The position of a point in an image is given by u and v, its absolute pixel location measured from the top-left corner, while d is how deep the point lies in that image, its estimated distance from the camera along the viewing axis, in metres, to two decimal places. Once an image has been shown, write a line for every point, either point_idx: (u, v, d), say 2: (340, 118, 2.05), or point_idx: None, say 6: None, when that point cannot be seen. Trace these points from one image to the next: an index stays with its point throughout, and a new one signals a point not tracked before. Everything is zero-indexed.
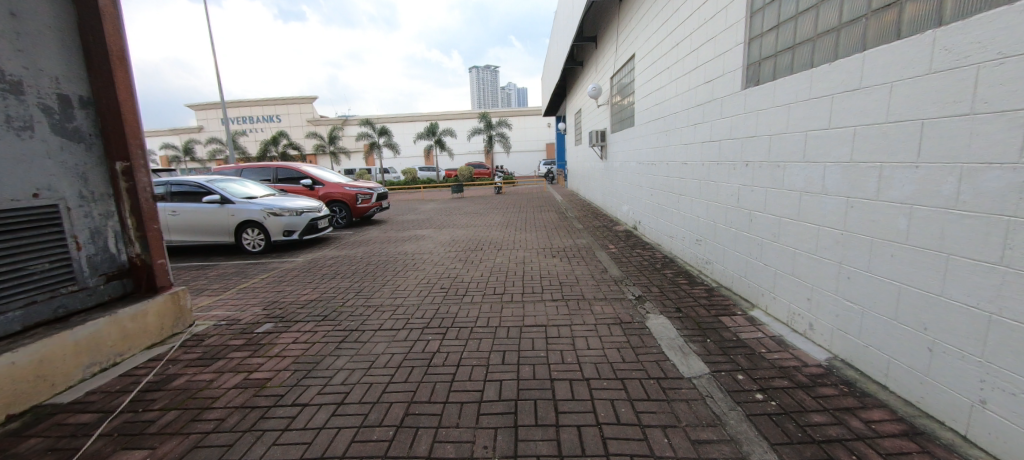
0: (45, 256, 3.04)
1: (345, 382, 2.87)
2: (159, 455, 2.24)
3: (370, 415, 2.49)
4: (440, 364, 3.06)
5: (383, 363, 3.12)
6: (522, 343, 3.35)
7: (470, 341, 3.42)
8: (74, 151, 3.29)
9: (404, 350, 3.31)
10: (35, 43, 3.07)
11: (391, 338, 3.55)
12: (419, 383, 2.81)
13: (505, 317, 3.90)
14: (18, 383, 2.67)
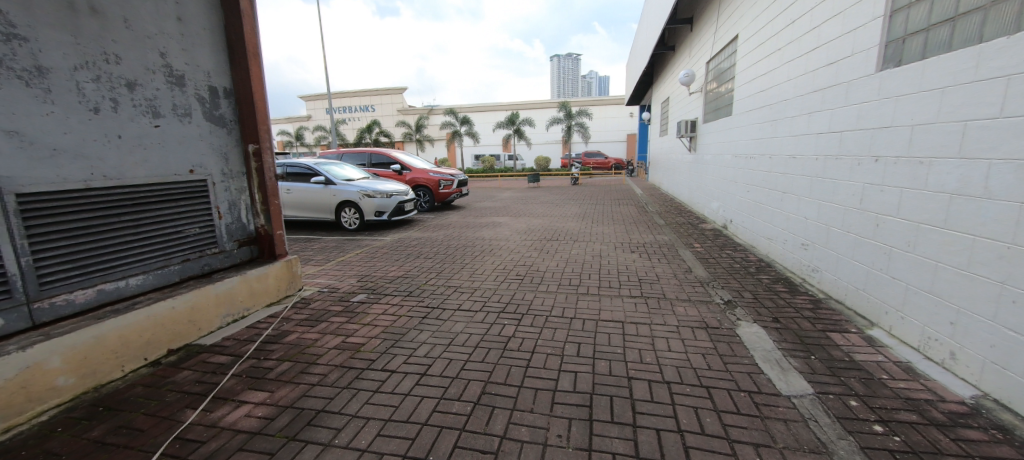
0: (197, 222, 3.64)
1: (427, 355, 3.06)
2: (276, 398, 2.58)
3: (451, 388, 2.63)
4: (515, 349, 3.12)
5: (462, 341, 3.26)
6: (598, 337, 3.29)
7: (545, 330, 3.44)
8: (219, 134, 3.85)
9: (481, 331, 3.43)
10: (194, 42, 3.64)
11: (469, 319, 3.69)
12: (495, 364, 2.90)
13: (580, 309, 3.85)
14: (176, 324, 3.24)
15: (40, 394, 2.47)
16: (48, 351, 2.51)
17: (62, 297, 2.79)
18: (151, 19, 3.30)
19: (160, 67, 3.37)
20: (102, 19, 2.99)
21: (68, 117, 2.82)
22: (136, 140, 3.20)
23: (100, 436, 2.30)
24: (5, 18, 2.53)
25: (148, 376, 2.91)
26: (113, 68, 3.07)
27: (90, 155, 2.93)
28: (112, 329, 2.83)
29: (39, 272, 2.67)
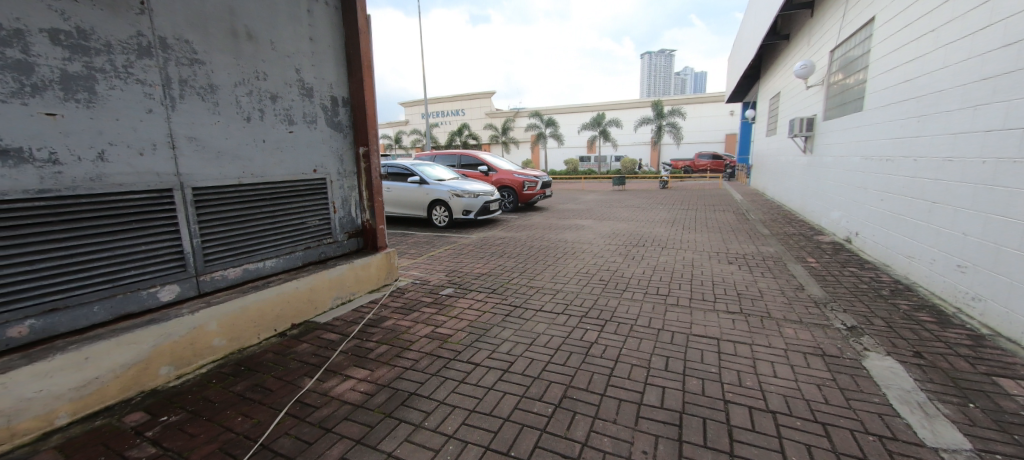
0: (317, 215, 4.17)
1: (510, 353, 3.15)
2: (376, 377, 2.85)
3: (533, 388, 2.67)
4: (598, 355, 3.07)
5: (543, 342, 3.30)
6: (689, 352, 3.10)
7: (631, 339, 3.33)
8: (337, 138, 4.36)
9: (563, 334, 3.43)
10: (321, 58, 4.15)
11: (551, 321, 3.72)
12: (578, 369, 2.88)
13: (669, 321, 3.66)
14: (299, 302, 3.75)
15: (201, 350, 3.03)
16: (208, 316, 3.06)
17: (219, 272, 3.37)
18: (290, 40, 3.84)
19: (295, 82, 3.91)
20: (255, 43, 3.56)
21: (229, 125, 3.40)
22: (275, 144, 3.75)
23: (241, 391, 2.74)
24: (189, 46, 3.13)
25: (276, 345, 3.40)
26: (262, 83, 3.63)
27: (242, 157, 3.50)
28: (252, 302, 3.36)
29: (204, 251, 3.25)
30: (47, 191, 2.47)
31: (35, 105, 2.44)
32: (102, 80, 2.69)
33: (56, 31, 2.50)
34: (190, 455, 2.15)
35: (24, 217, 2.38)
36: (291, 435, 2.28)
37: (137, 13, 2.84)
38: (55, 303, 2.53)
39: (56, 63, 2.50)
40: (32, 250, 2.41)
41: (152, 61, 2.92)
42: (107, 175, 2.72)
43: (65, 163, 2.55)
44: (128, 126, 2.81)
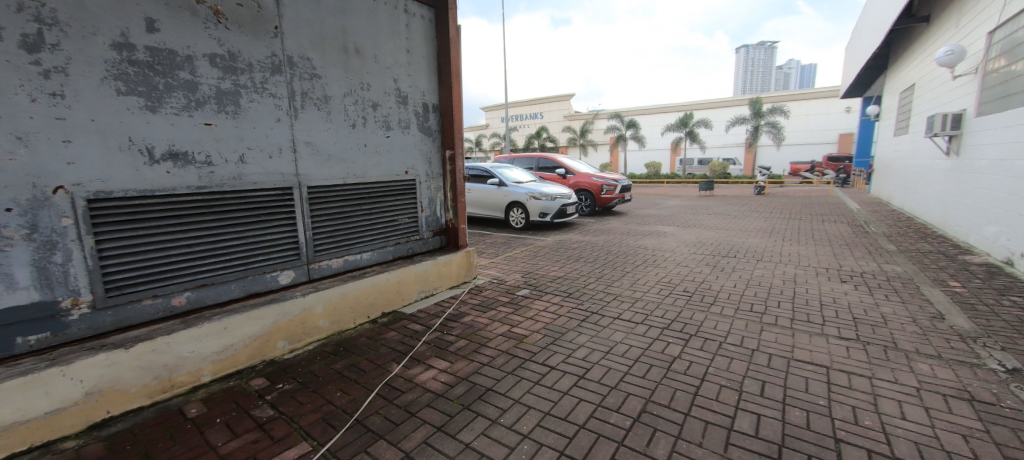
0: (407, 213, 4.51)
1: (586, 359, 3.13)
2: (456, 369, 3.02)
3: (609, 397, 2.64)
4: (682, 372, 2.93)
5: (621, 352, 3.23)
6: (789, 379, 2.83)
7: (720, 357, 3.13)
8: (427, 142, 4.67)
9: (642, 345, 3.33)
10: (417, 68, 4.48)
11: (630, 330, 3.62)
12: (658, 383, 2.78)
13: (764, 342, 3.37)
14: (389, 292, 4.09)
15: (309, 329, 3.44)
16: (316, 299, 3.47)
17: (325, 262, 3.80)
18: (391, 53, 4.21)
19: (393, 91, 4.27)
20: (362, 57, 3.95)
21: (338, 131, 3.82)
22: (374, 147, 4.13)
23: (339, 369, 3.07)
24: (310, 63, 3.57)
25: (368, 331, 3.75)
26: (366, 93, 4.02)
27: (347, 159, 3.91)
28: (350, 290, 3.74)
29: (314, 242, 3.69)
30: (202, 188, 2.98)
31: (197, 117, 2.96)
32: (245, 94, 3.19)
33: (214, 55, 3.01)
34: (299, 421, 2.45)
35: (186, 208, 2.90)
36: (380, 414, 2.51)
37: (272, 37, 3.32)
38: (204, 281, 3.04)
39: (213, 82, 3.01)
40: (190, 236, 2.93)
41: (281, 77, 3.40)
42: (245, 174, 3.21)
43: (216, 164, 3.05)
44: (261, 133, 3.29)
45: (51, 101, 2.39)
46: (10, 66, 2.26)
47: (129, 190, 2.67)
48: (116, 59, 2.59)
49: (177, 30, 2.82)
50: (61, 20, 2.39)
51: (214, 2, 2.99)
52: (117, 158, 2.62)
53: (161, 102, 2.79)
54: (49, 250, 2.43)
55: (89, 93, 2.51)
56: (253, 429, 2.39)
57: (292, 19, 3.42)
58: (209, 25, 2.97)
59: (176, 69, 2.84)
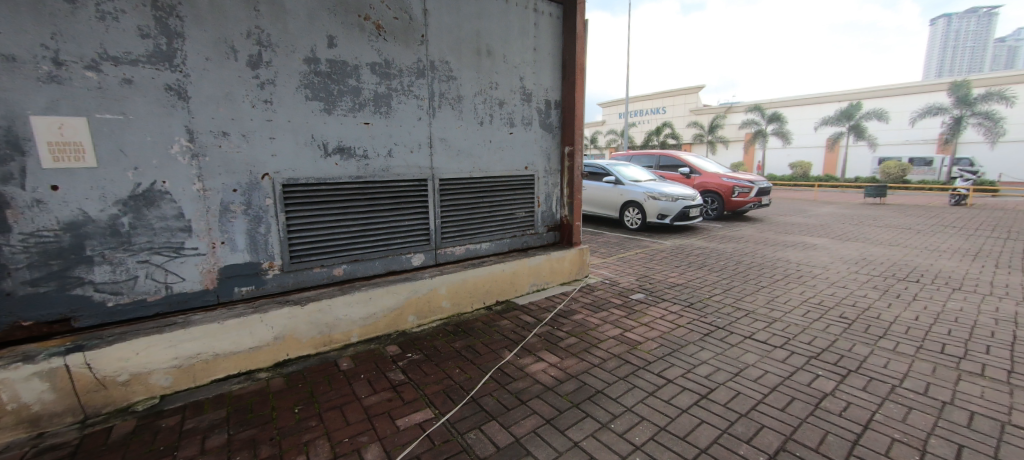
0: (525, 207, 4.68)
1: (709, 378, 2.91)
2: (566, 365, 3.07)
3: (736, 425, 2.42)
4: (834, 412, 2.53)
5: (753, 377, 2.92)
6: (997, 447, 2.21)
7: (889, 403, 2.61)
8: (548, 139, 4.77)
9: (781, 373, 2.96)
10: (542, 66, 4.59)
11: (766, 354, 3.25)
12: (802, 421, 2.45)
13: (955, 393, 2.71)
14: (504, 282, 4.32)
15: (434, 308, 3.83)
16: (441, 281, 3.84)
17: (450, 248, 4.17)
18: (519, 53, 4.39)
19: (519, 89, 4.45)
20: (493, 58, 4.20)
21: (468, 128, 4.13)
22: (499, 143, 4.37)
23: (458, 348, 3.35)
24: (448, 66, 3.92)
25: (484, 316, 4.01)
26: (494, 92, 4.27)
27: (474, 154, 4.21)
28: (470, 276, 4.04)
29: (442, 229, 4.07)
30: (360, 177, 3.50)
31: (359, 117, 3.48)
32: (395, 97, 3.64)
33: (374, 64, 3.50)
34: (424, 389, 2.76)
35: (347, 195, 3.46)
36: (494, 396, 2.68)
37: (419, 44, 3.72)
38: (356, 256, 3.58)
39: (372, 87, 3.51)
40: (348, 218, 3.48)
41: (424, 80, 3.80)
42: (391, 167, 3.68)
43: (370, 157, 3.56)
44: (405, 131, 3.74)
45: (263, 106, 3.05)
46: (241, 80, 2.95)
47: (309, 177, 3.27)
48: (306, 71, 3.19)
49: (348, 44, 3.35)
50: (272, 42, 3.03)
51: (376, 18, 3.47)
52: (303, 152, 3.24)
53: (335, 105, 3.35)
54: (257, 222, 3.11)
55: (288, 100, 3.14)
56: (388, 389, 2.77)
57: (436, 27, 3.79)
58: (371, 38, 3.46)
59: (346, 77, 3.38)
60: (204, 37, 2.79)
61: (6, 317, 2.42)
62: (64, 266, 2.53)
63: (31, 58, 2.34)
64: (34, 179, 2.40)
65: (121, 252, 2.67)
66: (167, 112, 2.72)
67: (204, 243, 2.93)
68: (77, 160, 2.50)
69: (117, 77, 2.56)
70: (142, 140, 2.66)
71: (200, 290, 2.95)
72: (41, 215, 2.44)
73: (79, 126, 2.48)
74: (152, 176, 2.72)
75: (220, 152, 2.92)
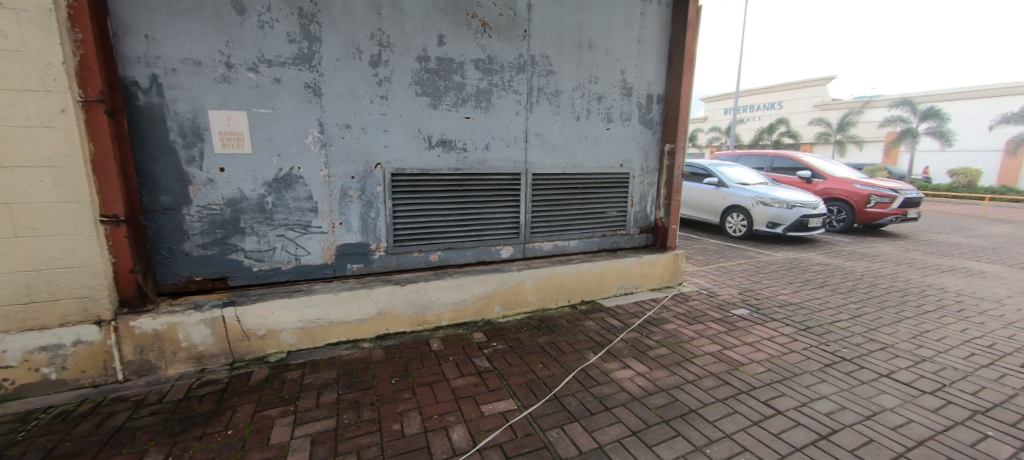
0: (617, 207, 4.53)
1: (828, 416, 2.56)
2: (655, 377, 2.93)
3: None
4: None
5: (889, 424, 2.50)
6: None
7: None
8: (647, 136, 4.54)
9: (929, 425, 2.49)
10: (646, 58, 4.37)
11: (908, 399, 2.76)
12: None
13: None
14: (591, 282, 4.25)
15: (520, 300, 3.91)
16: (528, 275, 3.91)
17: (538, 243, 4.20)
18: (622, 45, 4.22)
19: (619, 83, 4.28)
20: (595, 51, 4.10)
21: (564, 123, 4.10)
22: (595, 139, 4.27)
23: (542, 343, 3.38)
24: (549, 60, 3.92)
25: (569, 314, 3.99)
26: (593, 86, 4.17)
27: (569, 150, 4.17)
28: (557, 273, 4.05)
29: (532, 224, 4.12)
30: (458, 169, 3.68)
31: (461, 112, 3.65)
32: (495, 92, 3.75)
33: (478, 60, 3.63)
34: (508, 379, 2.84)
35: (446, 186, 3.67)
36: (577, 397, 2.67)
37: (521, 39, 3.77)
38: (450, 244, 3.79)
39: (475, 82, 3.65)
40: (446, 207, 3.69)
41: (524, 75, 3.85)
42: (488, 160, 3.81)
43: (469, 150, 3.73)
44: (503, 125, 3.83)
45: (380, 102, 3.35)
46: (363, 78, 3.26)
47: (414, 168, 3.53)
48: (418, 68, 3.43)
49: (456, 42, 3.52)
50: (391, 42, 3.30)
51: (483, 15, 3.59)
52: (411, 144, 3.50)
53: (441, 100, 3.56)
54: (369, 207, 3.44)
55: (401, 96, 3.41)
56: (474, 374, 2.90)
57: (539, 21, 3.81)
58: (477, 35, 3.59)
59: (452, 73, 3.56)
60: (336, 39, 3.13)
61: (185, 272, 3.00)
62: (225, 235, 3.05)
63: (211, 62, 2.84)
64: (208, 162, 2.93)
65: (265, 226, 3.15)
66: (305, 107, 3.12)
67: (327, 223, 3.33)
68: (238, 147, 2.99)
69: (270, 77, 3.00)
70: (285, 132, 3.09)
71: (321, 263, 3.37)
72: (212, 192, 2.97)
73: (242, 119, 2.97)
74: (291, 162, 3.15)
75: (343, 143, 3.28)
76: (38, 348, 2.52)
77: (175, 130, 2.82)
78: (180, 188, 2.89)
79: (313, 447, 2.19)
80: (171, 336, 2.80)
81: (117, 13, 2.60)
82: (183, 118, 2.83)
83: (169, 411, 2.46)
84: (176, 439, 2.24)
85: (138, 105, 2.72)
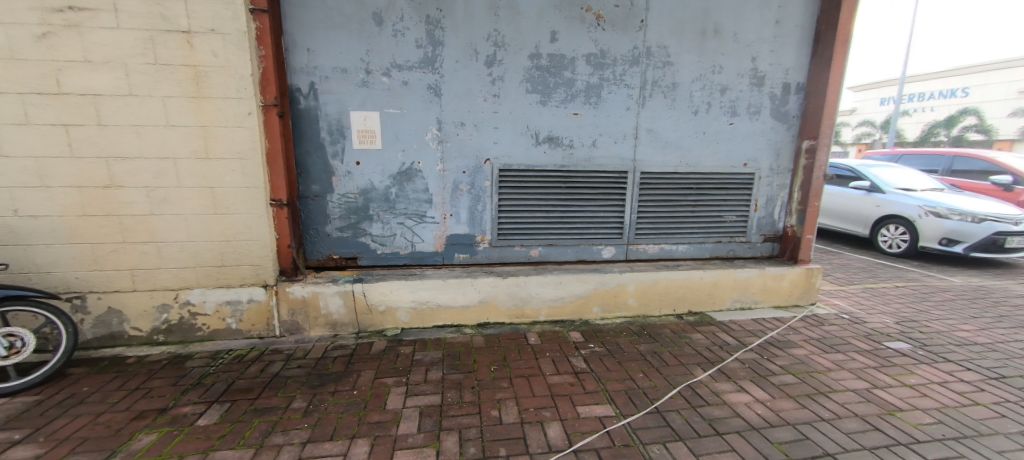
0: (737, 211, 4.10)
1: None
2: (778, 407, 2.59)
3: None
4: None
5: None
6: None
7: None
8: (780, 131, 4.00)
9: None
10: (785, 42, 3.83)
11: None
12: None
13: None
14: (700, 292, 3.93)
15: (620, 304, 3.79)
16: (630, 278, 3.76)
17: (643, 246, 4.00)
18: (755, 29, 3.76)
19: (749, 71, 3.84)
20: (720, 38, 3.73)
21: (680, 119, 3.82)
22: (715, 135, 3.90)
23: (644, 351, 3.23)
24: (666, 51, 3.68)
25: (674, 324, 3.74)
26: (716, 76, 3.80)
27: (683, 147, 3.88)
28: (663, 279, 3.82)
29: (637, 225, 3.93)
30: (564, 166, 3.67)
31: (570, 108, 3.62)
32: (606, 87, 3.64)
33: (591, 54, 3.56)
34: (606, 384, 2.77)
35: (551, 182, 3.68)
36: (682, 415, 2.49)
37: (637, 30, 3.60)
38: (552, 241, 3.80)
39: (586, 77, 3.59)
40: (550, 204, 3.72)
41: (638, 68, 3.66)
42: (594, 157, 3.73)
43: (576, 147, 3.69)
44: (612, 121, 3.72)
45: (492, 100, 3.48)
46: (478, 77, 3.42)
47: (521, 164, 3.61)
48: (530, 66, 3.48)
49: (568, 38, 3.50)
50: (506, 42, 3.41)
51: (598, 8, 3.50)
52: (519, 141, 3.58)
53: (550, 97, 3.57)
54: (478, 201, 3.62)
55: (512, 93, 3.50)
56: (571, 373, 2.89)
57: (658, 10, 3.59)
58: (591, 29, 3.52)
59: (563, 69, 3.54)
60: (457, 42, 3.34)
61: (326, 250, 3.50)
62: (357, 220, 3.48)
63: (354, 68, 3.24)
64: (347, 156, 3.35)
65: (389, 214, 3.52)
66: (427, 106, 3.39)
67: (439, 213, 3.58)
68: (372, 143, 3.37)
69: (399, 80, 3.32)
70: (409, 129, 3.40)
71: (432, 251, 3.65)
72: (349, 183, 3.40)
73: (375, 118, 3.33)
74: (413, 157, 3.45)
75: (458, 139, 3.49)
76: (225, 302, 3.18)
77: (324, 129, 3.28)
78: (326, 178, 3.36)
79: (421, 418, 2.39)
80: (314, 303, 3.29)
81: (288, 31, 3.10)
82: (331, 118, 3.28)
83: (310, 367, 2.90)
84: (315, 391, 2.63)
85: (299, 108, 3.22)
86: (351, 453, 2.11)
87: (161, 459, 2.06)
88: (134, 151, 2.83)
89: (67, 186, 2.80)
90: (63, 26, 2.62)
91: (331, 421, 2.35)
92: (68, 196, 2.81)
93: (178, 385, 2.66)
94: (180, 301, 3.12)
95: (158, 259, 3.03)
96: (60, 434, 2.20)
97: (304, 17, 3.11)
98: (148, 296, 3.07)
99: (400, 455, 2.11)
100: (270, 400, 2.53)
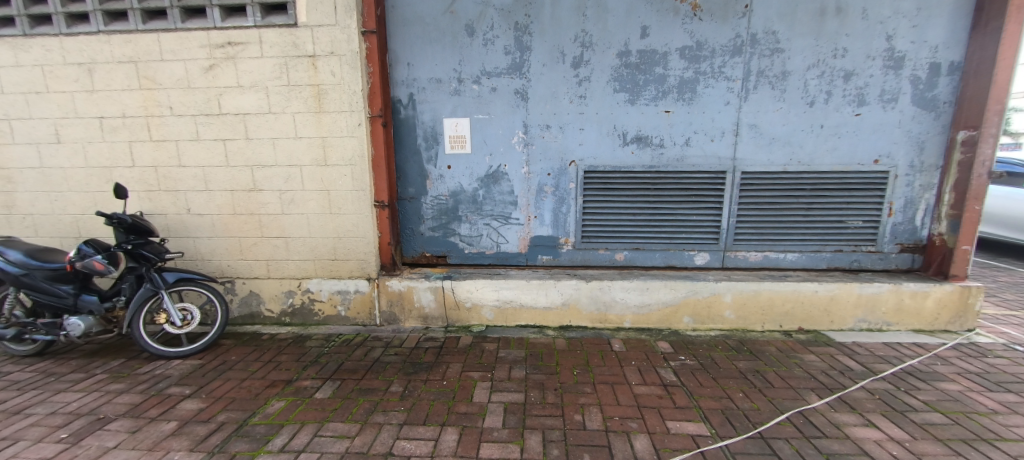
0: (864, 215, 3.53)
1: None
2: (920, 450, 2.18)
3: None
4: None
5: None
6: None
7: None
8: (924, 120, 3.37)
9: None
10: (934, 14, 3.21)
11: None
12: None
13: None
14: (813, 307, 3.47)
15: (714, 315, 3.51)
16: (727, 288, 3.46)
17: (743, 253, 3.66)
18: (892, 1, 3.21)
19: (882, 52, 3.29)
20: (844, 16, 3.25)
21: (790, 111, 3.42)
22: (835, 129, 3.42)
23: (743, 369, 2.94)
24: (775, 37, 3.32)
25: (780, 341, 3.35)
26: (838, 61, 3.33)
27: (794, 142, 3.46)
28: (767, 290, 3.45)
29: (736, 230, 3.60)
30: (653, 167, 3.50)
31: (661, 105, 3.45)
32: (702, 81, 3.40)
33: (685, 47, 3.36)
34: (698, 400, 2.59)
35: (639, 184, 3.54)
36: (792, 444, 2.22)
37: (740, 17, 3.30)
38: (638, 245, 3.66)
39: (679, 72, 3.40)
40: (638, 206, 3.58)
41: (740, 58, 3.36)
42: (687, 156, 3.51)
43: (666, 146, 3.50)
44: (708, 118, 3.46)
45: (579, 101, 3.46)
46: (564, 79, 3.43)
47: (607, 165, 3.53)
48: (618, 64, 3.39)
49: (660, 32, 3.34)
50: (593, 41, 3.36)
51: None
52: (605, 141, 3.51)
53: (639, 95, 3.44)
54: (562, 203, 3.62)
55: (599, 93, 3.44)
56: (658, 385, 2.75)
57: None
58: (686, 20, 3.32)
59: (654, 65, 3.39)
60: (544, 46, 3.38)
61: (419, 248, 3.78)
62: (448, 221, 3.71)
63: (447, 78, 3.46)
64: (440, 160, 3.59)
65: (476, 216, 3.69)
66: (513, 111, 3.49)
67: (524, 215, 3.66)
68: (462, 148, 3.56)
69: (488, 87, 3.46)
70: (497, 133, 3.53)
71: (516, 252, 3.74)
72: (441, 185, 3.64)
73: (466, 124, 3.52)
74: (499, 160, 3.57)
75: (543, 142, 3.53)
76: (337, 291, 3.60)
77: (421, 136, 3.56)
78: (421, 182, 3.64)
79: (505, 414, 2.47)
80: (409, 297, 3.58)
81: (392, 48, 3.42)
82: (427, 126, 3.54)
83: (405, 355, 3.16)
84: (410, 377, 2.86)
85: (401, 117, 3.53)
86: (441, 439, 2.26)
87: (289, 423, 2.40)
88: (271, 160, 3.35)
89: (223, 189, 3.42)
90: (223, 59, 3.20)
91: (424, 406, 2.54)
92: (224, 198, 3.43)
93: (300, 361, 3.08)
94: (302, 289, 3.61)
95: (286, 252, 3.55)
96: (217, 393, 2.69)
97: (405, 34, 3.40)
98: (278, 283, 3.60)
99: (485, 447, 2.21)
100: (372, 382, 2.81)
